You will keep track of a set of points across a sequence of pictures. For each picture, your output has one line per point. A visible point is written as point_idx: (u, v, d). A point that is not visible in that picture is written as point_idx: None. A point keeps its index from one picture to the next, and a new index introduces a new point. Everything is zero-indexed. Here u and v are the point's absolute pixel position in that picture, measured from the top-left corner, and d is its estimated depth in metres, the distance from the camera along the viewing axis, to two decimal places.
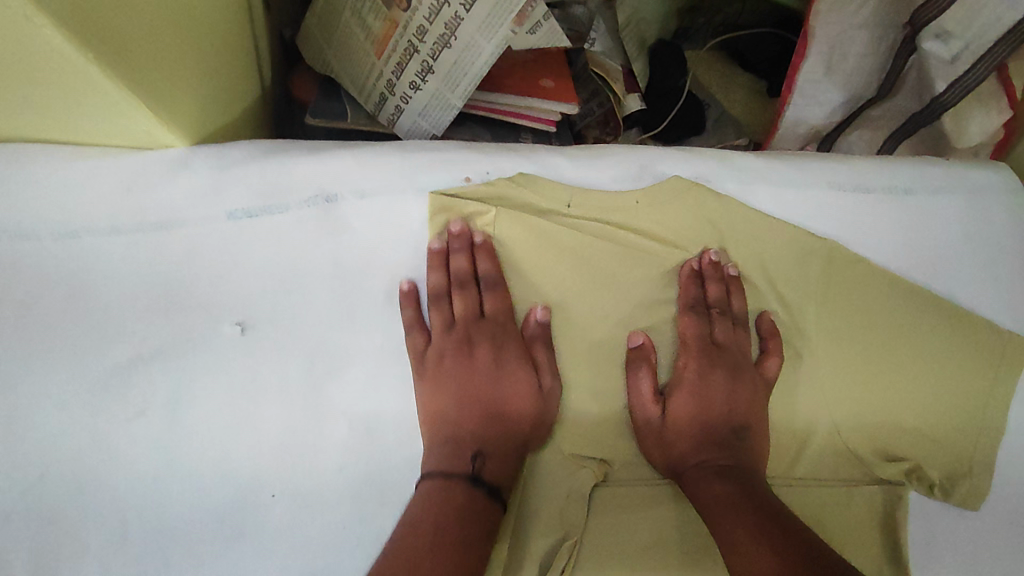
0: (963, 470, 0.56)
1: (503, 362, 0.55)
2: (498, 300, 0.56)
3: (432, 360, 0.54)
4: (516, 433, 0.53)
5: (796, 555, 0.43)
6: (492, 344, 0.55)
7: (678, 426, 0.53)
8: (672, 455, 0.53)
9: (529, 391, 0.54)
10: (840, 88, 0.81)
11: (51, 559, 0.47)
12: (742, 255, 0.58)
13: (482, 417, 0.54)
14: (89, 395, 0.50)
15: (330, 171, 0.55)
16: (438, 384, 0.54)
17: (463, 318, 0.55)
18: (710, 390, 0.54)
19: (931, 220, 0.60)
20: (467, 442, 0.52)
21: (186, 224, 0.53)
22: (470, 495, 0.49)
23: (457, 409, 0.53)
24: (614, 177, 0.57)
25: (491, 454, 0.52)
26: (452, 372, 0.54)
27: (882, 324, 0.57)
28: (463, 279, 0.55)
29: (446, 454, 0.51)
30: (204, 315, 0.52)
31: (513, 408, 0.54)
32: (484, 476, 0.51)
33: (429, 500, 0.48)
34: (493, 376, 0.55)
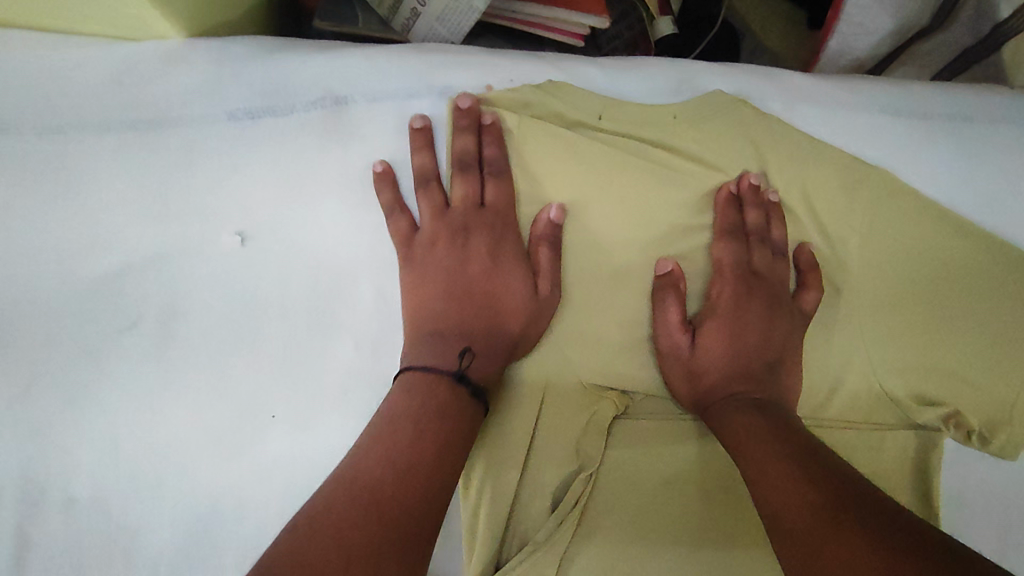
0: (1003, 418, 0.52)
1: (500, 260, 0.51)
2: (501, 187, 0.51)
3: (422, 244, 0.50)
4: (505, 334, 0.50)
5: (830, 482, 0.39)
6: (489, 237, 0.51)
7: (707, 358, 0.50)
8: (698, 388, 0.50)
9: (524, 296, 0.50)
10: (891, 15, 0.72)
11: (42, 471, 0.45)
12: (784, 181, 0.53)
13: (471, 307, 0.50)
14: (79, 304, 0.46)
15: (340, 70, 0.50)
16: (426, 269, 0.50)
17: (461, 203, 0.51)
18: (743, 318, 0.51)
19: (991, 150, 0.55)
20: (454, 334, 0.49)
21: (182, 122, 0.49)
22: (454, 390, 0.45)
23: (445, 305, 0.50)
24: (649, 89, 0.53)
25: (480, 350, 0.49)
26: (444, 260, 0.50)
27: (930, 260, 0.53)
28: (464, 158, 0.50)
29: (430, 347, 0.47)
30: (200, 222, 0.48)
31: (505, 308, 0.50)
32: (470, 373, 0.47)
33: (408, 391, 0.44)
34: (485, 270, 0.51)
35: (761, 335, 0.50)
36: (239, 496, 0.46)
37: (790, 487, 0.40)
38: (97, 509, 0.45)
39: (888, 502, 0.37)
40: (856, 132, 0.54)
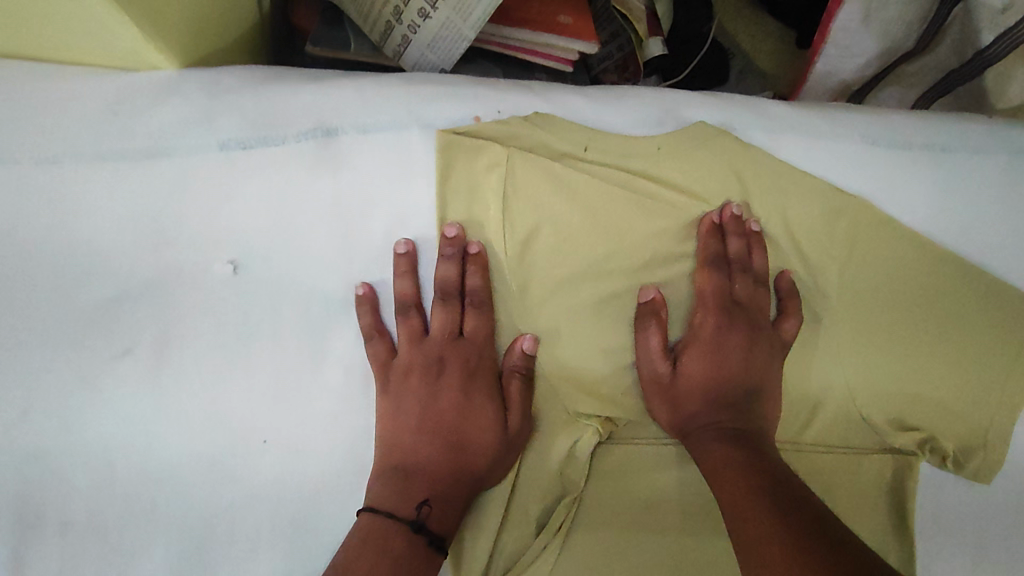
0: (978, 442, 0.54)
1: (473, 394, 0.51)
2: (480, 322, 0.52)
3: (398, 373, 0.50)
4: (469, 477, 0.48)
5: (797, 519, 0.41)
6: (463, 373, 0.51)
7: (688, 385, 0.51)
8: (679, 415, 0.51)
9: (493, 438, 0.49)
10: (875, 38, 0.75)
11: (37, 496, 0.46)
12: (765, 210, 0.54)
13: (441, 445, 0.49)
14: (74, 333, 0.47)
15: (333, 102, 0.51)
16: (398, 397, 0.50)
17: (438, 334, 0.51)
18: (722, 348, 0.52)
19: (970, 181, 0.56)
20: (418, 474, 0.47)
21: (175, 152, 0.49)
22: (410, 538, 0.45)
23: (413, 440, 0.49)
24: (635, 120, 0.54)
25: (439, 500, 0.47)
26: (416, 390, 0.50)
27: (907, 290, 0.54)
28: (445, 289, 0.51)
29: (393, 488, 0.47)
30: (194, 252, 0.49)
31: (472, 450, 0.49)
32: (430, 523, 0.46)
33: (367, 535, 0.44)
34: (457, 405, 0.50)
35: (740, 381, 0.51)
36: (231, 522, 0.47)
37: (763, 519, 0.42)
38: (90, 534, 0.46)
39: (851, 541, 0.39)
40: (837, 162, 0.55)
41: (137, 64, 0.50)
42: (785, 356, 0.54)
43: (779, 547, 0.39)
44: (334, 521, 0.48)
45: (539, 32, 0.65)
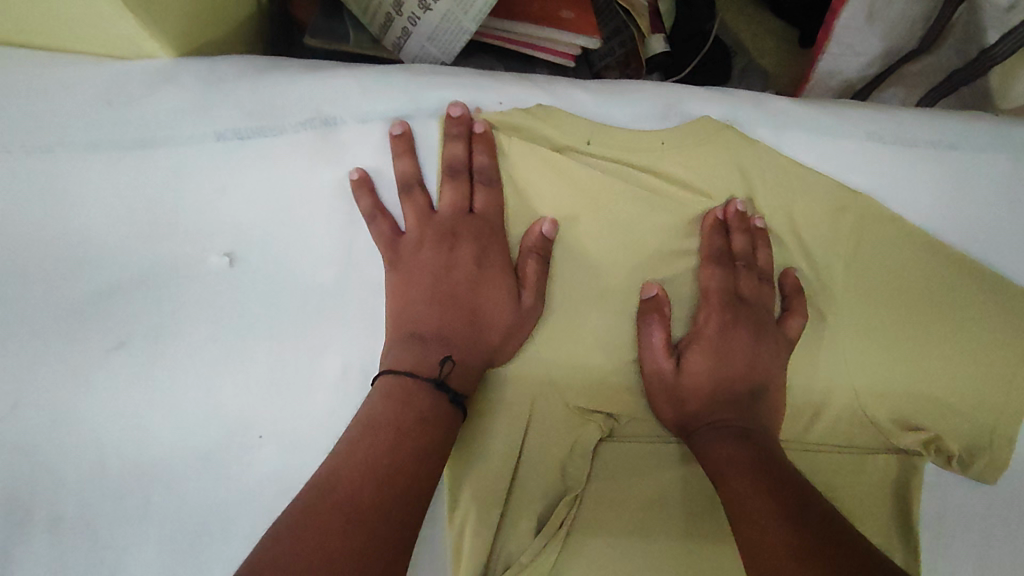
0: (985, 444, 0.53)
1: (485, 267, 0.50)
2: (491, 196, 0.51)
3: (410, 245, 0.50)
4: (485, 344, 0.49)
5: (809, 524, 0.40)
6: (476, 244, 0.50)
7: (693, 383, 0.50)
8: (682, 412, 0.50)
9: (507, 304, 0.50)
10: (879, 36, 0.75)
11: (26, 491, 0.45)
12: (770, 206, 0.54)
13: (456, 316, 0.49)
14: (66, 324, 0.46)
15: (331, 92, 0.50)
16: (410, 271, 0.49)
17: (448, 209, 0.50)
18: (726, 345, 0.51)
19: (977, 179, 0.56)
20: (434, 339, 0.48)
21: (172, 142, 0.49)
22: (433, 396, 0.45)
23: (427, 311, 0.49)
24: (638, 114, 0.53)
25: (461, 360, 0.48)
26: (428, 259, 0.50)
27: (912, 288, 0.54)
28: (454, 167, 0.50)
29: (412, 350, 0.47)
30: (190, 243, 0.48)
31: (489, 320, 0.49)
32: (452, 381, 0.47)
33: (389, 395, 0.44)
34: (471, 276, 0.50)
35: (745, 379, 0.50)
36: (225, 517, 0.46)
37: (773, 520, 0.40)
38: (80, 530, 0.45)
39: (865, 549, 0.38)
40: (841, 157, 0.55)
41: (133, 52, 0.49)
42: (790, 355, 0.53)
43: (791, 550, 0.38)
44: None
45: (540, 26, 0.65)
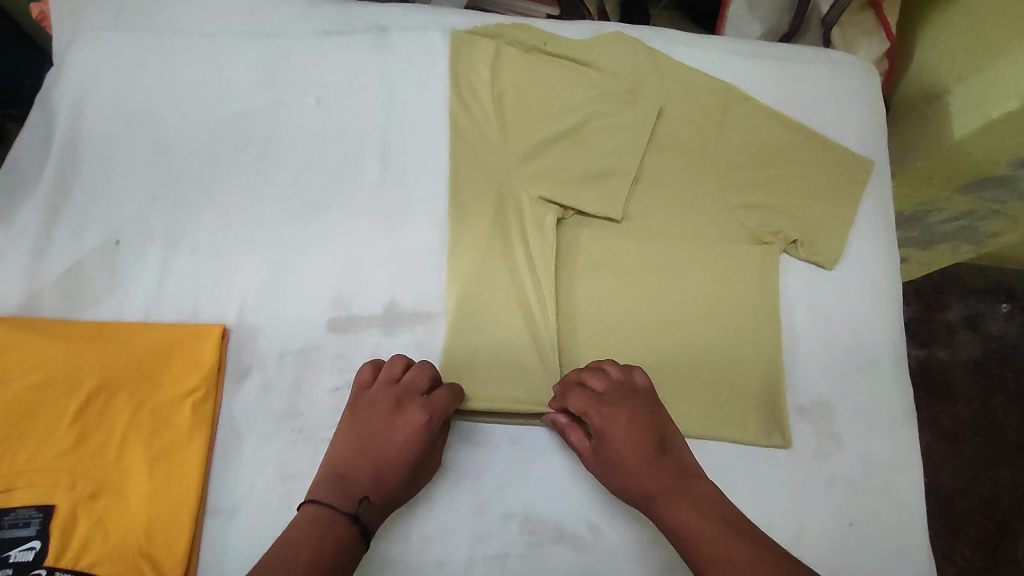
0: (820, 237, 0.77)
1: (417, 440, 0.61)
2: (447, 393, 0.63)
3: (365, 402, 0.63)
4: (388, 497, 0.60)
5: (733, 539, 0.54)
6: (415, 420, 0.61)
7: (610, 460, 0.62)
8: (632, 498, 0.61)
9: (413, 468, 0.61)
10: (760, 23, 1.05)
11: (178, 228, 0.69)
12: (667, 87, 0.81)
13: (371, 468, 0.60)
14: (212, 133, 0.72)
15: (386, 12, 0.80)
16: (358, 418, 0.62)
17: (409, 384, 0.63)
18: (617, 437, 0.61)
19: (805, 81, 0.85)
20: (355, 482, 0.59)
21: (287, 36, 0.77)
22: (348, 528, 0.56)
23: (354, 458, 0.60)
24: (577, 33, 0.84)
25: (372, 503, 0.59)
26: (375, 414, 0.62)
27: (763, 140, 0.80)
28: (411, 389, 0.63)
29: (336, 488, 0.59)
30: (294, 91, 0.75)
31: (393, 475, 0.60)
32: (364, 516, 0.58)
33: (314, 520, 0.56)
34: (400, 442, 0.61)
35: (652, 455, 0.61)
36: (304, 256, 0.69)
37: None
38: (210, 254, 0.68)
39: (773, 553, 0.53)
40: (711, 64, 0.84)
41: None
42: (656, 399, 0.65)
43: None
44: (371, 259, 0.70)
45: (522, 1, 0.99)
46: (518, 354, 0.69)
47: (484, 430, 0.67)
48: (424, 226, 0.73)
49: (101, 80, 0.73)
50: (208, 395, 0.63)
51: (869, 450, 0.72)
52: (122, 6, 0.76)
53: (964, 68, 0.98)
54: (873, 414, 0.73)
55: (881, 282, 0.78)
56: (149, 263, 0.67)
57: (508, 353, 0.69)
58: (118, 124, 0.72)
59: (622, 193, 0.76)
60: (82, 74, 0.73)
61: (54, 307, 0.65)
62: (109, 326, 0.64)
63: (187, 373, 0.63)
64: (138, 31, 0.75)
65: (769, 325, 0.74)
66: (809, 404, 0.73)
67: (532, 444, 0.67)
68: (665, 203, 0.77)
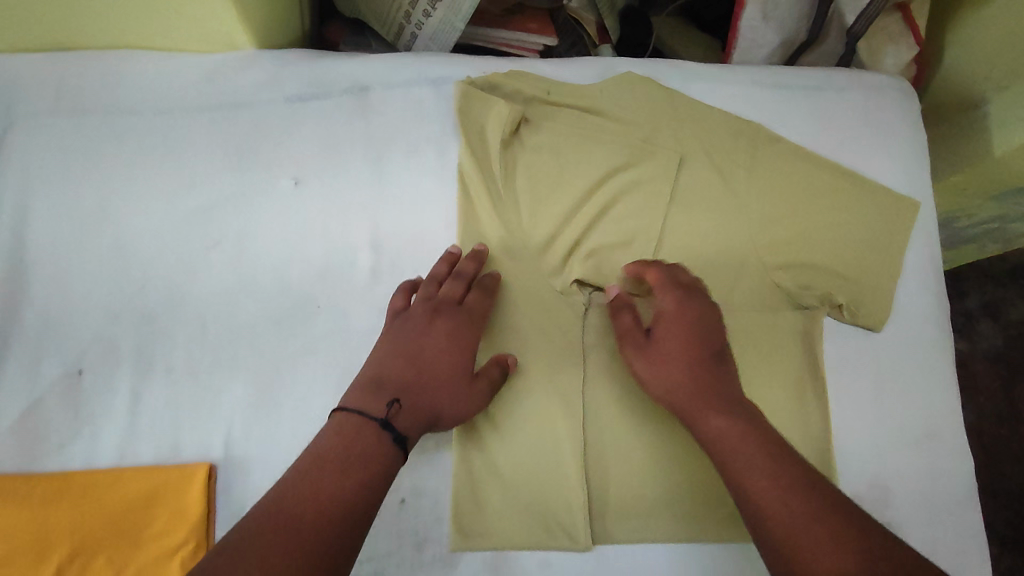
0: (868, 298, 0.70)
1: (456, 342, 0.60)
2: (481, 297, 0.63)
3: (401, 317, 0.61)
4: (428, 400, 0.57)
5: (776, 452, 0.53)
6: (453, 326, 0.61)
7: (664, 349, 0.60)
8: (672, 392, 0.59)
9: (454, 373, 0.59)
10: (775, 32, 0.94)
11: (150, 349, 0.60)
12: (686, 132, 0.72)
13: (410, 372, 0.57)
14: (180, 229, 0.64)
15: (365, 68, 0.70)
16: (396, 330, 0.60)
17: (445, 293, 0.62)
18: (683, 327, 0.60)
19: (840, 114, 0.76)
20: (391, 384, 0.57)
21: (254, 105, 0.68)
22: (379, 436, 0.53)
23: (390, 364, 0.58)
24: (585, 75, 0.74)
25: (408, 405, 0.56)
26: (411, 326, 0.60)
27: (797, 186, 0.72)
28: (448, 299, 0.62)
29: (369, 393, 0.56)
30: (267, 172, 0.66)
31: (433, 375, 0.58)
32: (396, 421, 0.54)
33: (341, 429, 0.53)
34: (438, 345, 0.59)
35: (714, 358, 0.59)
36: (294, 367, 0.61)
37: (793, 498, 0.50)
38: (189, 375, 0.60)
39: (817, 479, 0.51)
40: (736, 99, 0.75)
41: (226, 46, 0.69)
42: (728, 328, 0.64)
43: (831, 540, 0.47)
44: None
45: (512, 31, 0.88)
46: (542, 467, 0.61)
47: (511, 553, 0.60)
48: None
49: (46, 178, 0.63)
50: (197, 547, 0.56)
51: (933, 536, 0.65)
52: (62, 87, 0.66)
53: (1005, 74, 0.88)
54: (936, 493, 0.67)
55: (935, 340, 0.71)
56: (119, 394, 0.59)
57: (531, 464, 0.61)
58: (69, 228, 0.62)
59: (649, 263, 0.68)
60: (22, 174, 0.63)
61: (13, 458, 0.57)
62: (77, 477, 0.56)
63: (172, 524, 0.55)
64: (84, 114, 0.65)
65: (815, 402, 0.67)
66: (865, 488, 0.66)
67: (567, 565, 0.60)
68: (693, 270, 0.69)
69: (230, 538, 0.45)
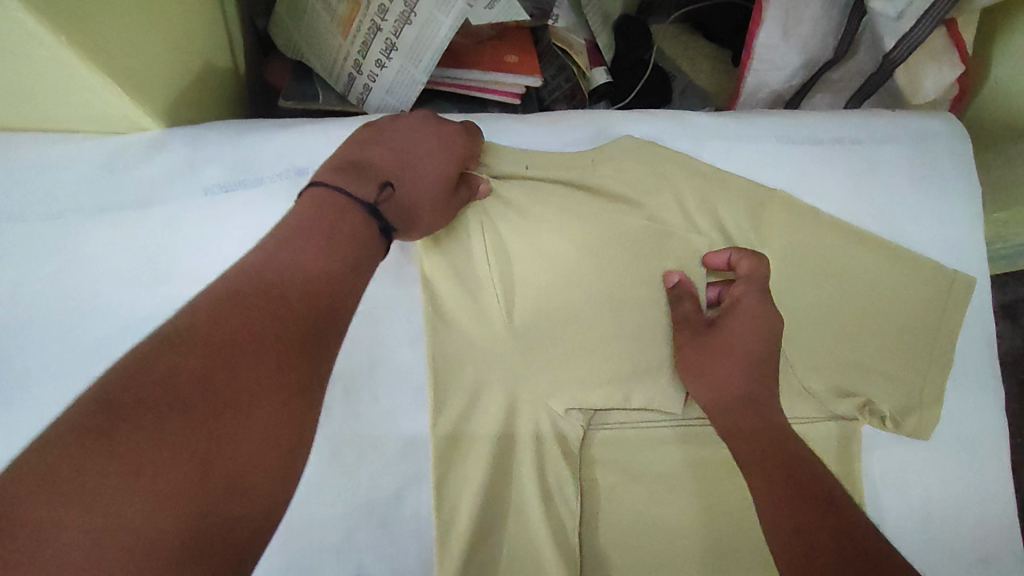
0: (915, 402, 0.59)
1: (449, 162, 0.54)
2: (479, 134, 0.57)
3: (393, 118, 0.55)
4: (410, 187, 0.52)
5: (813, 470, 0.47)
6: (447, 141, 0.54)
7: (731, 332, 0.54)
8: (716, 379, 0.53)
9: (445, 162, 0.54)
10: (797, 52, 0.77)
11: None
12: (696, 208, 0.61)
13: (393, 164, 0.52)
14: (80, 368, 0.52)
15: (303, 146, 0.58)
16: (389, 127, 0.54)
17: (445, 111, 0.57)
18: (755, 314, 0.54)
19: (882, 172, 0.63)
20: (378, 171, 0.51)
21: (166, 200, 0.55)
22: (366, 220, 0.48)
23: (377, 154, 0.52)
24: (573, 141, 0.61)
25: (391, 200, 0.51)
26: (407, 123, 0.54)
27: (832, 270, 0.61)
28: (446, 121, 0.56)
29: (351, 175, 0.50)
30: (188, 286, 0.55)
31: (418, 169, 0.53)
32: (382, 209, 0.50)
33: (318, 201, 0.47)
34: (432, 149, 0.54)
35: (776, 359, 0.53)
36: None
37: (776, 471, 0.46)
38: None
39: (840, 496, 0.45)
40: (757, 160, 0.62)
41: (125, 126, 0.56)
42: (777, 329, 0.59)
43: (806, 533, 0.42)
44: (319, 522, 0.52)
45: (487, 70, 0.74)
46: None
47: None
48: (389, 458, 0.54)
49: None
50: None
51: None
52: None
53: None
54: None
55: (990, 445, 0.60)
56: None
57: None
58: None
59: (661, 374, 0.58)
60: None
61: None
62: None
63: None
64: None
65: None
66: None
67: None
68: None
69: (187, 315, 0.38)
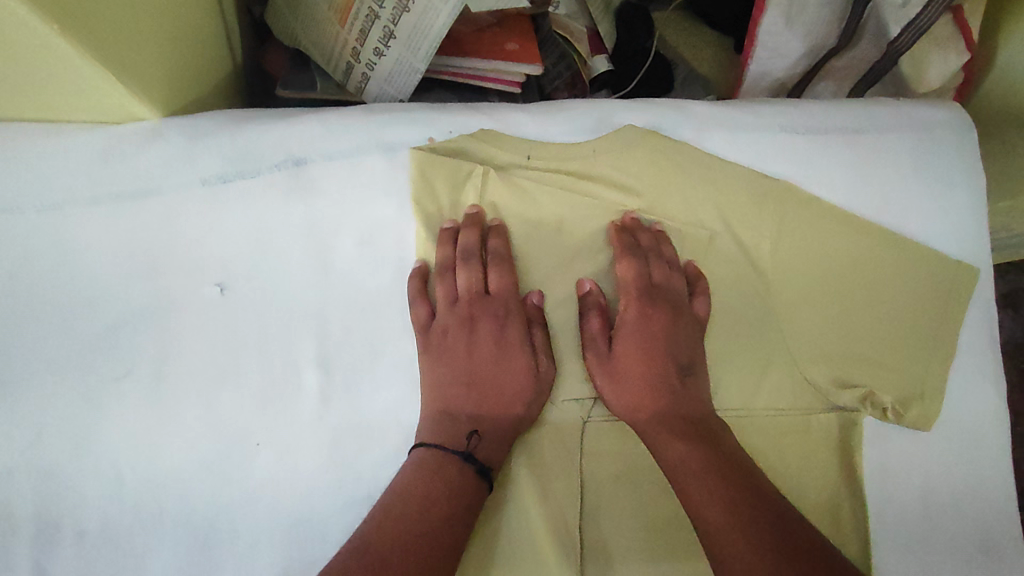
0: (916, 394, 0.59)
1: (505, 335, 0.57)
2: (502, 272, 0.57)
3: (437, 331, 0.56)
4: (498, 416, 0.55)
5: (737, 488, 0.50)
6: (494, 321, 0.57)
7: (629, 360, 0.56)
8: (622, 409, 0.56)
9: (520, 360, 0.56)
10: (800, 39, 0.77)
11: (54, 511, 0.51)
12: (697, 198, 0.60)
13: (474, 399, 0.55)
14: (80, 360, 0.52)
15: (300, 136, 0.56)
16: (435, 354, 0.55)
17: (467, 293, 0.57)
18: (651, 336, 0.57)
19: (886, 162, 0.62)
20: (462, 416, 0.54)
21: (163, 191, 0.55)
22: (462, 471, 0.52)
23: (458, 393, 0.55)
24: (574, 130, 0.60)
25: (485, 434, 0.54)
26: (451, 343, 0.56)
27: (834, 260, 0.60)
28: (468, 250, 0.57)
29: (445, 429, 0.53)
30: (186, 277, 0.54)
31: (506, 390, 0.56)
32: (478, 454, 0.53)
33: (423, 463, 0.51)
34: (493, 356, 0.56)
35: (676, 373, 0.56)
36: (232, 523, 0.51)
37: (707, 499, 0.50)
38: (106, 540, 0.51)
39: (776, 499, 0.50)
40: (760, 149, 0.61)
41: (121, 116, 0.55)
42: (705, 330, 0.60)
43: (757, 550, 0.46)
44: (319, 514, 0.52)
45: (486, 58, 0.73)
46: None
47: None
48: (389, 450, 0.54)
49: None
50: None
51: None
52: None
53: None
54: None
55: (992, 436, 0.60)
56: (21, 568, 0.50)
57: None
58: None
59: None
60: None
61: None
62: None
63: None
64: None
65: (852, 519, 0.58)
66: None
67: None
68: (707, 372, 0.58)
69: None
